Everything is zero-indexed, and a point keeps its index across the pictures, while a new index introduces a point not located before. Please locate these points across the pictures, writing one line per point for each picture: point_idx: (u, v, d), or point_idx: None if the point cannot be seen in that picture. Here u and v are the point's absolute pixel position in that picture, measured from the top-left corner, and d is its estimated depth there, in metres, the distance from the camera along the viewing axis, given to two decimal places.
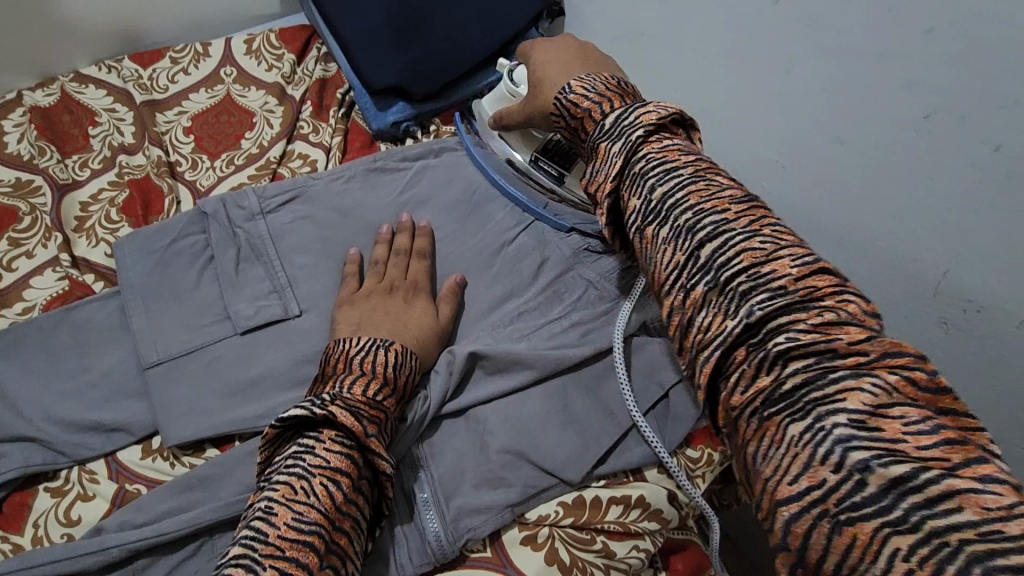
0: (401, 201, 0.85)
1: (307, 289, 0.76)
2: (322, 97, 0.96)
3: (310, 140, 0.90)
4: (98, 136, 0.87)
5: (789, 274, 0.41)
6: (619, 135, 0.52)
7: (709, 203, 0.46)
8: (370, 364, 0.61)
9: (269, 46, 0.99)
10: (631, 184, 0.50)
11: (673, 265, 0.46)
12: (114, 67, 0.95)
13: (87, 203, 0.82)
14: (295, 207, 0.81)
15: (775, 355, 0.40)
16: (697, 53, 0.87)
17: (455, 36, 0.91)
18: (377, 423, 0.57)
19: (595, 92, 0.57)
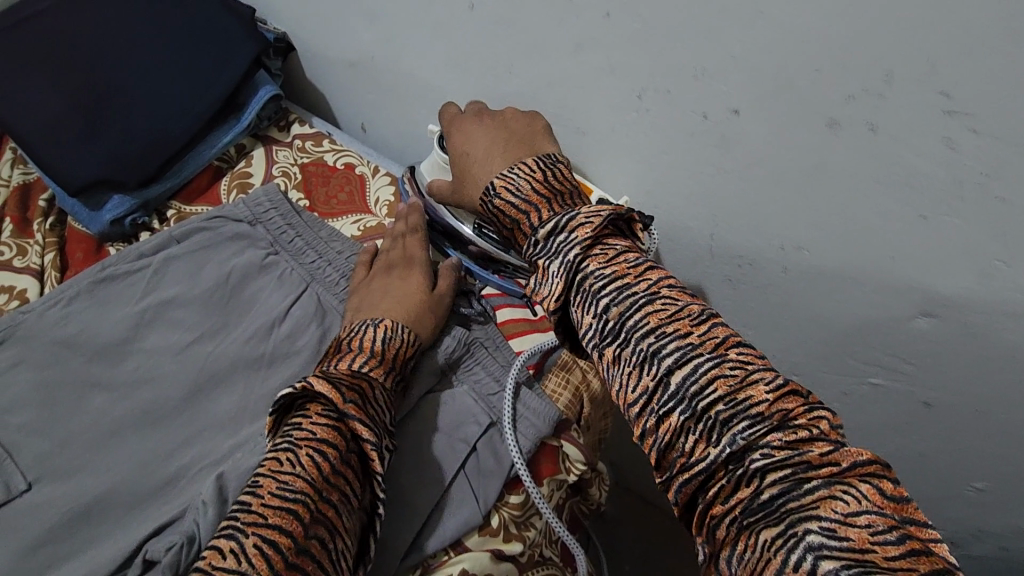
0: (142, 308, 0.72)
1: (33, 452, 0.62)
2: (26, 209, 0.81)
3: (15, 267, 0.75)
4: None
5: (762, 400, 0.41)
6: (556, 252, 0.50)
7: (670, 325, 0.45)
8: (371, 344, 0.63)
9: None
10: (583, 302, 0.48)
11: (641, 389, 0.44)
12: None
13: None
14: (5, 354, 0.67)
15: (750, 471, 0.40)
16: (421, 71, 0.82)
17: (160, 108, 0.81)
18: (372, 396, 0.57)
19: (522, 197, 0.56)
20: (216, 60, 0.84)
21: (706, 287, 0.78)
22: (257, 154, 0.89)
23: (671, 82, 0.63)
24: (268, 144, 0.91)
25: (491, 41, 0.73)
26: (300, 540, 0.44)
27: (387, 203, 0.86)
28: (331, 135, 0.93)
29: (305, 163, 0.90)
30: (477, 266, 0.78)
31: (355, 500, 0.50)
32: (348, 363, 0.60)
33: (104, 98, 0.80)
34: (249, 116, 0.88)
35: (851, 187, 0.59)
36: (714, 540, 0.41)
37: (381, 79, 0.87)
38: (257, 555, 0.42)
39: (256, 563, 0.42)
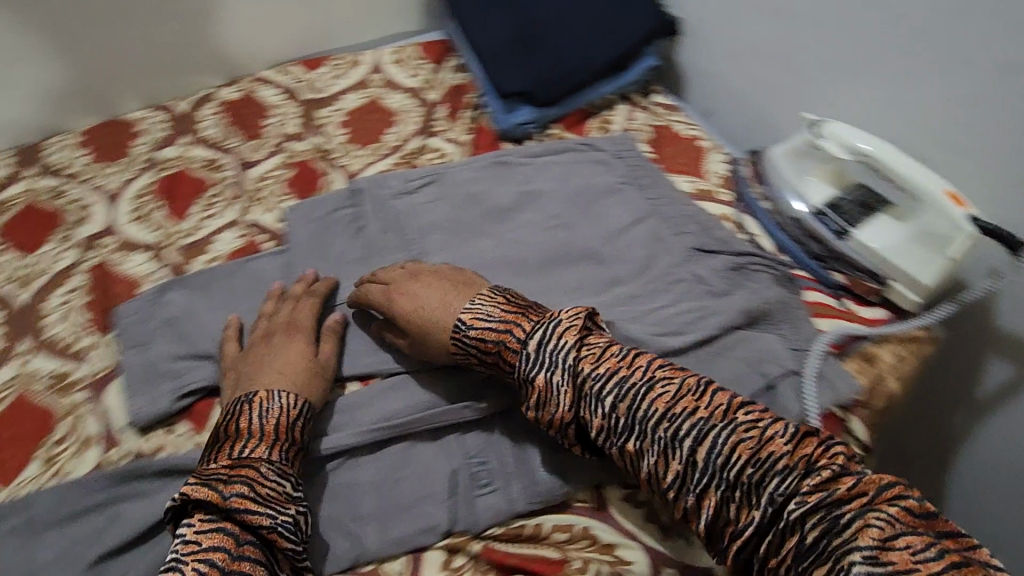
0: (523, 191, 0.92)
1: (438, 259, 0.85)
2: (456, 101, 1.08)
3: (445, 137, 1.03)
4: (273, 126, 1.04)
5: (782, 454, 0.52)
6: (551, 365, 0.61)
7: (677, 406, 0.57)
8: (248, 426, 0.62)
9: (414, 57, 1.15)
10: (585, 405, 0.60)
11: (671, 473, 0.56)
12: (287, 70, 1.13)
13: (260, 177, 0.97)
14: (433, 189, 0.91)
15: (794, 521, 0.50)
16: (801, 68, 0.92)
17: (577, 48, 1.01)
18: (286, 423, 0.63)
19: (496, 321, 0.66)
20: (630, 23, 1.02)
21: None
22: (622, 108, 1.07)
23: None
24: (631, 104, 1.07)
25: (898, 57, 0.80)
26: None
27: (720, 175, 0.97)
28: (683, 110, 1.09)
29: (657, 125, 1.05)
30: (794, 246, 0.87)
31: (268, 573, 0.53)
32: (237, 450, 0.60)
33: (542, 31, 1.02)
34: (629, 77, 1.06)
35: None
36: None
37: (754, 69, 0.99)
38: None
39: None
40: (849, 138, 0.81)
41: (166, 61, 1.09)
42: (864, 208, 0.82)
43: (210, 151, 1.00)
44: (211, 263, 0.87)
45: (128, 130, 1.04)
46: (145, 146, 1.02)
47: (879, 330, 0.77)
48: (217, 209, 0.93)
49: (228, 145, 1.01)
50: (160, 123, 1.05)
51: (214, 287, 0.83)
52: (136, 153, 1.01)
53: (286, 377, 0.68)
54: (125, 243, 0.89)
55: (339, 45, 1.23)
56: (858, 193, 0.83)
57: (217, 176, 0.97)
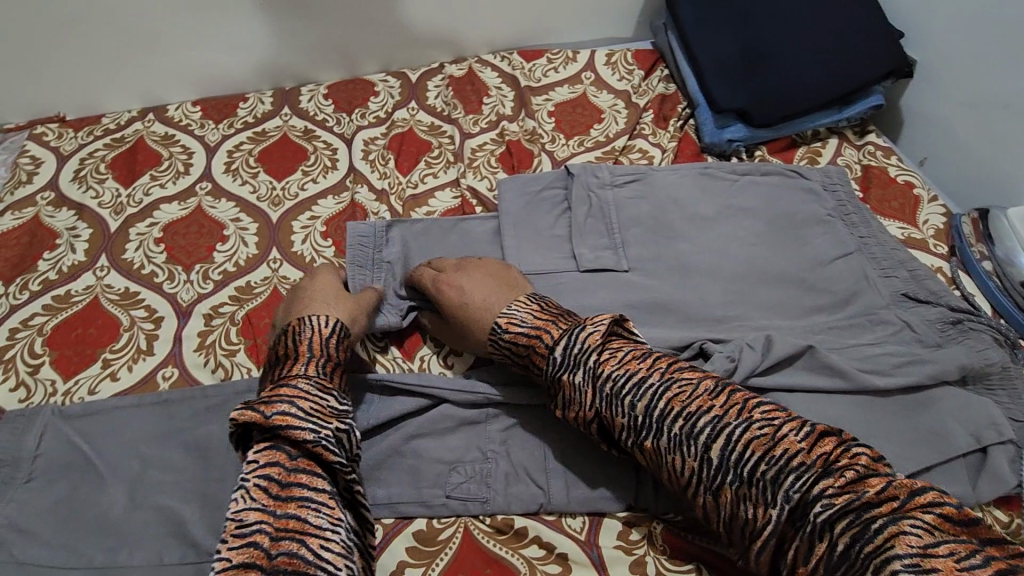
0: (726, 204, 0.93)
1: (637, 252, 0.88)
2: (662, 109, 1.12)
3: (649, 141, 1.07)
4: (490, 105, 1.13)
5: (798, 451, 0.55)
6: (575, 362, 0.66)
7: (692, 405, 0.61)
8: (305, 346, 0.69)
9: (625, 61, 1.20)
10: (609, 404, 0.64)
11: (688, 469, 0.60)
12: (507, 58, 1.22)
13: (474, 149, 1.06)
14: (638, 186, 0.94)
15: (819, 524, 0.52)
16: None
17: (805, 76, 1.01)
18: (320, 339, 0.70)
19: (529, 326, 0.71)
20: (865, 59, 1.01)
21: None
22: (831, 143, 1.05)
23: None
24: (841, 140, 1.06)
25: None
26: (272, 540, 0.52)
27: (935, 228, 0.93)
28: (898, 154, 1.05)
29: (869, 165, 1.02)
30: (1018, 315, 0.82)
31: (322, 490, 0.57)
32: (282, 375, 0.66)
33: (770, 56, 1.03)
34: (849, 113, 1.04)
35: None
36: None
37: (1000, 124, 0.92)
38: (245, 535, 0.51)
39: (256, 536, 0.51)
40: None
41: (408, 36, 1.22)
42: None
43: (433, 119, 1.12)
44: (427, 217, 0.97)
45: (366, 88, 1.18)
46: (378, 105, 1.15)
47: None
48: (436, 170, 1.04)
49: (450, 116, 1.12)
50: (393, 87, 1.18)
51: (430, 238, 0.92)
52: (370, 110, 1.14)
53: (331, 306, 0.76)
54: (356, 185, 1.01)
55: (555, 42, 1.32)
56: None
57: (439, 142, 1.08)
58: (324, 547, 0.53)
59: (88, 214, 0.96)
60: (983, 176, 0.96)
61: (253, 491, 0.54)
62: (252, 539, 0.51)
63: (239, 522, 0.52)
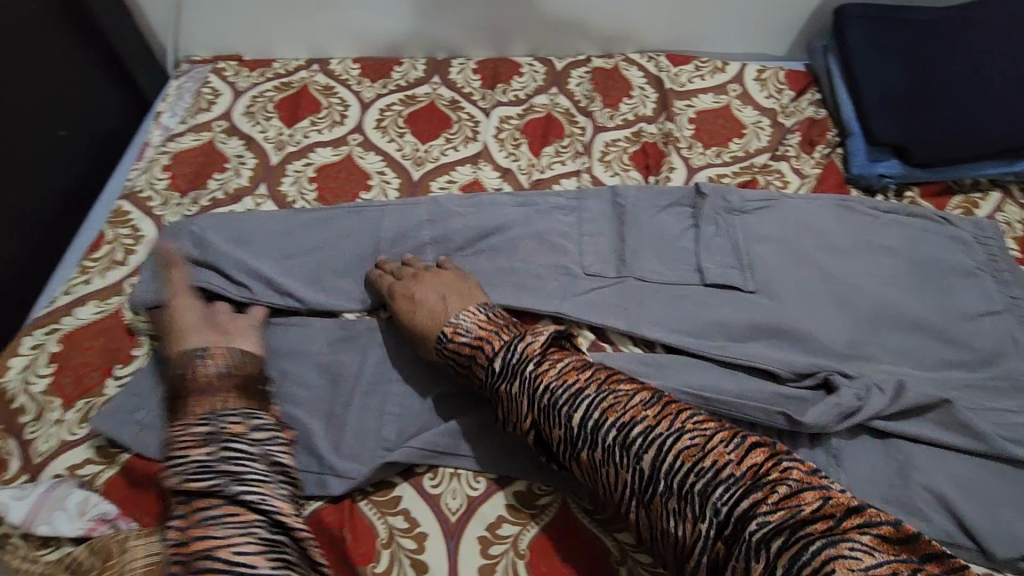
0: (864, 242, 0.90)
1: (765, 274, 0.86)
2: (810, 135, 1.09)
3: (790, 164, 1.05)
4: (630, 104, 1.14)
5: (727, 464, 0.58)
6: (516, 372, 0.70)
7: (624, 417, 0.64)
8: (201, 374, 0.70)
9: (776, 80, 1.18)
10: (545, 415, 0.67)
11: (623, 482, 0.63)
12: (653, 59, 1.22)
13: (607, 143, 1.09)
14: (773, 208, 0.92)
15: (754, 542, 0.53)
16: None
17: (978, 122, 0.97)
18: (223, 371, 0.71)
19: (471, 336, 0.75)
20: None
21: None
22: (992, 197, 0.99)
23: None
24: (1004, 194, 0.99)
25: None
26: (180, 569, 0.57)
27: None
28: None
29: None
30: None
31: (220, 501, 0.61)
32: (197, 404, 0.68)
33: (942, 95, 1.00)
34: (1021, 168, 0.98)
35: None
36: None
37: None
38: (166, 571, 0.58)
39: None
40: None
41: (561, 23, 1.24)
42: None
43: (572, 106, 1.15)
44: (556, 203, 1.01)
45: (511, 68, 1.21)
46: (520, 86, 1.18)
47: None
48: (566, 159, 1.06)
49: (589, 108, 1.14)
50: (538, 72, 1.20)
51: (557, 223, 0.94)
52: (512, 89, 1.18)
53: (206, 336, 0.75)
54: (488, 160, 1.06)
55: (703, 49, 1.31)
56: None
57: (574, 131, 1.11)
58: (238, 552, 0.57)
59: (255, 147, 1.06)
60: None
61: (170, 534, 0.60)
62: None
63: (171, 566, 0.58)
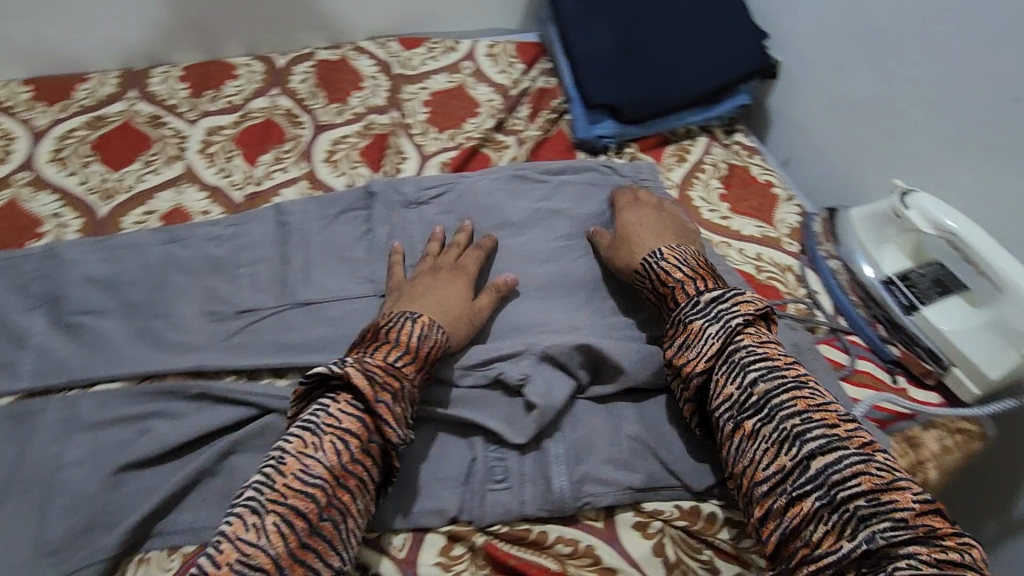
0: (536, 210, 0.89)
1: None
2: (539, 103, 1.10)
3: (519, 134, 1.05)
4: (359, 97, 1.07)
5: (906, 506, 0.54)
6: (720, 321, 0.67)
7: (819, 416, 0.60)
8: (411, 341, 0.66)
9: (507, 53, 1.16)
10: (731, 371, 0.65)
11: (778, 469, 0.59)
12: (384, 43, 1.17)
13: (334, 142, 1.00)
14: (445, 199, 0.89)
15: (875, 557, 0.52)
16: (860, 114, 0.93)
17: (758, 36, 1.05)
18: (427, 352, 0.67)
19: (685, 268, 0.74)
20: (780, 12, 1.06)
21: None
22: (701, 141, 1.06)
23: None
24: (710, 138, 1.07)
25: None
26: (314, 520, 0.54)
27: (790, 227, 0.96)
28: (763, 154, 1.07)
29: (734, 164, 1.04)
30: (860, 321, 0.82)
31: (373, 480, 0.60)
32: (380, 355, 0.64)
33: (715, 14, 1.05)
34: (717, 111, 1.06)
35: None
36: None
37: (815, 76, 1.00)
38: (275, 532, 0.53)
39: (273, 538, 0.52)
40: (933, 211, 0.76)
41: (277, 15, 1.13)
42: (940, 286, 0.78)
43: (293, 105, 1.04)
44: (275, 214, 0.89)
45: (224, 70, 1.08)
46: (234, 90, 1.05)
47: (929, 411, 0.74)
48: (285, 165, 0.95)
49: (308, 104, 1.04)
50: (256, 72, 1.08)
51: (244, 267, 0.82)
52: (224, 95, 1.04)
53: (432, 306, 0.71)
54: (186, 181, 0.92)
55: (437, 31, 1.26)
56: (934, 269, 0.79)
57: (292, 133, 1.00)
58: (354, 533, 0.57)
59: None
60: (841, 177, 0.99)
61: (271, 534, 0.52)
62: (265, 552, 0.52)
63: (243, 547, 0.52)
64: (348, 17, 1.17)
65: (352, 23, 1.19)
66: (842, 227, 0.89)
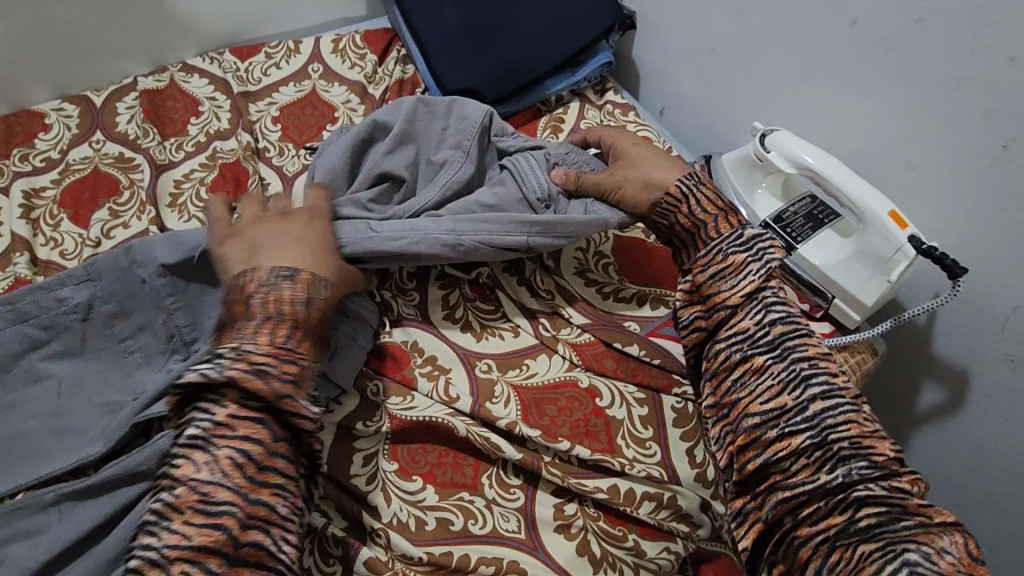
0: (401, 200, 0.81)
1: None
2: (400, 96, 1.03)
3: None
4: (197, 124, 0.96)
5: (884, 448, 0.56)
6: (758, 258, 0.65)
7: (823, 362, 0.60)
8: (291, 312, 0.59)
9: (354, 46, 1.07)
10: (755, 308, 0.63)
11: (776, 403, 0.58)
12: (216, 59, 1.05)
13: (178, 181, 0.90)
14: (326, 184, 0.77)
15: (854, 500, 0.53)
16: (720, 59, 0.92)
17: None
18: (317, 320, 0.61)
19: (711, 206, 0.70)
20: None
21: (974, 374, 0.76)
22: (573, 107, 1.02)
23: (892, 31, 0.71)
24: (582, 101, 1.03)
25: (867, 53, 0.74)
26: (231, 551, 0.50)
27: None
28: (636, 109, 1.04)
29: (609, 125, 1.01)
30: None
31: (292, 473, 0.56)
32: (246, 336, 0.57)
33: None
34: (583, 73, 1.02)
35: (1000, 195, 0.67)
36: (795, 542, 0.54)
37: (673, 22, 0.97)
38: None
39: (201, 563, 0.49)
40: (792, 148, 0.76)
41: (84, 48, 0.99)
42: (812, 220, 0.79)
43: (121, 148, 0.92)
44: None
45: (31, 121, 0.94)
46: (49, 142, 0.92)
47: (822, 343, 0.75)
48: (126, 219, 0.85)
49: (140, 143, 0.93)
50: (70, 117, 0.96)
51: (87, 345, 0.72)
52: (37, 150, 0.92)
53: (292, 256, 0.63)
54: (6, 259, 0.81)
55: (276, 34, 1.15)
56: (804, 203, 0.81)
57: (128, 179, 0.89)
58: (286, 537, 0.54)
59: None
60: (711, 123, 0.98)
61: None
62: None
63: None
64: (171, 35, 1.05)
65: (174, 41, 1.06)
66: (718, 174, 0.87)
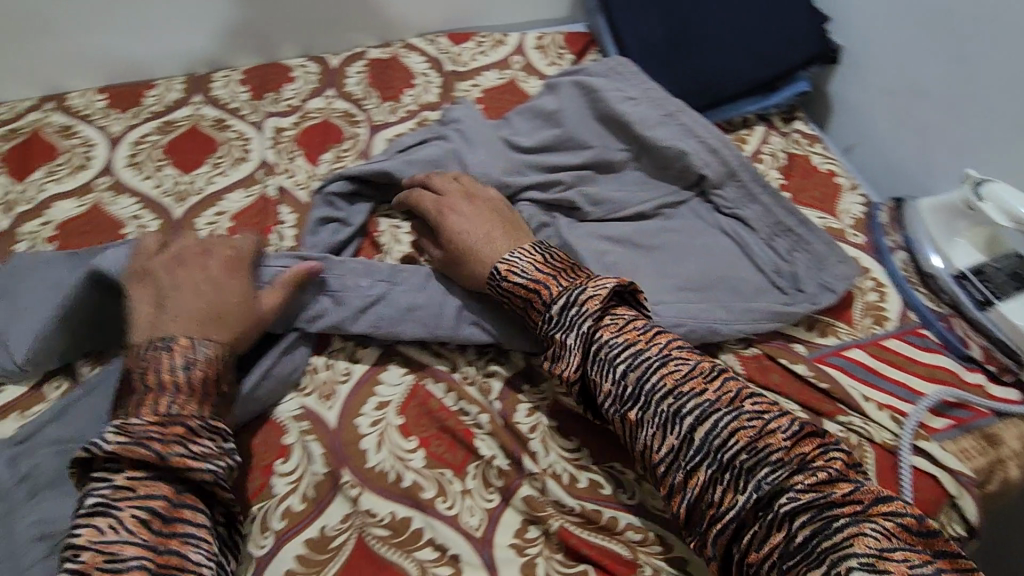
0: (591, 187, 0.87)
1: None
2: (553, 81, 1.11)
3: None
4: (412, 94, 1.08)
5: (779, 447, 0.56)
6: (569, 326, 0.66)
7: (684, 384, 0.61)
8: (170, 378, 0.60)
9: (556, 45, 1.17)
10: (600, 369, 0.64)
11: (668, 448, 0.59)
12: (434, 41, 1.18)
13: (390, 140, 1.02)
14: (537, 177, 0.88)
15: (781, 514, 0.53)
16: (930, 101, 0.90)
17: (819, 21, 1.02)
18: (209, 373, 0.62)
19: (528, 277, 0.70)
20: None
21: None
22: (758, 130, 1.03)
23: None
24: (769, 127, 1.04)
25: None
26: None
27: (854, 217, 0.92)
28: (824, 141, 1.04)
29: (793, 153, 1.01)
30: (927, 313, 0.81)
31: (204, 530, 0.56)
32: (150, 405, 0.59)
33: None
34: (775, 99, 1.03)
35: None
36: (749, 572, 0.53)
37: (880, 61, 0.97)
38: None
39: (136, 529, 0.52)
40: (1010, 202, 0.73)
41: (329, 16, 1.15)
42: (1017, 279, 0.76)
43: (349, 106, 1.06)
44: None
45: (280, 73, 1.11)
46: (291, 93, 1.08)
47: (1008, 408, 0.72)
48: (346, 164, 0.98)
49: (364, 104, 1.07)
50: (311, 73, 1.11)
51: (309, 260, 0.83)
52: (283, 97, 1.08)
53: (193, 320, 0.64)
54: (252, 182, 0.95)
55: (484, 26, 1.26)
56: (1010, 260, 0.77)
57: (351, 133, 1.02)
58: None
59: None
60: (904, 167, 0.96)
61: None
62: None
63: None
64: (400, 15, 1.19)
65: (401, 20, 1.20)
66: (909, 220, 0.86)
